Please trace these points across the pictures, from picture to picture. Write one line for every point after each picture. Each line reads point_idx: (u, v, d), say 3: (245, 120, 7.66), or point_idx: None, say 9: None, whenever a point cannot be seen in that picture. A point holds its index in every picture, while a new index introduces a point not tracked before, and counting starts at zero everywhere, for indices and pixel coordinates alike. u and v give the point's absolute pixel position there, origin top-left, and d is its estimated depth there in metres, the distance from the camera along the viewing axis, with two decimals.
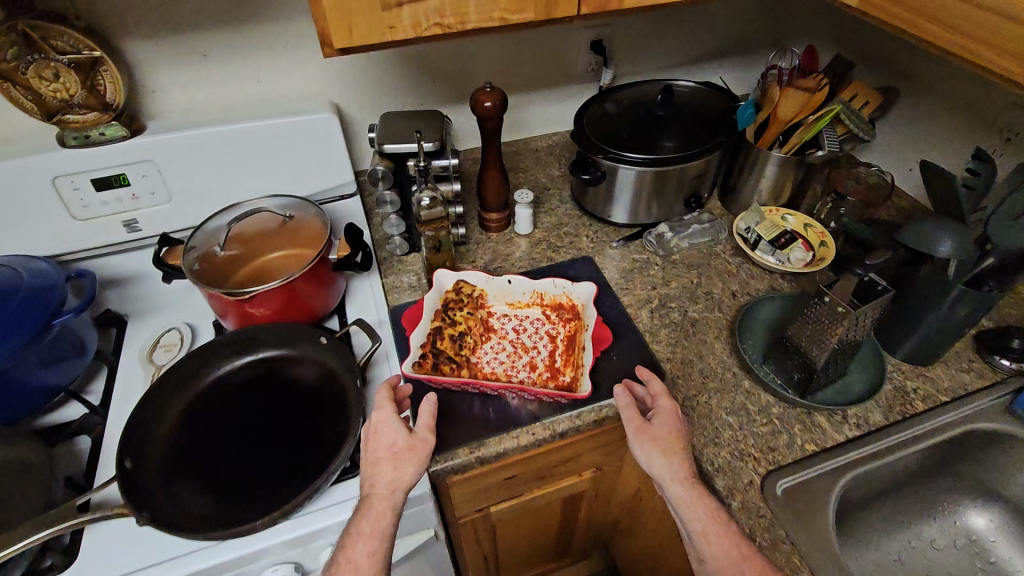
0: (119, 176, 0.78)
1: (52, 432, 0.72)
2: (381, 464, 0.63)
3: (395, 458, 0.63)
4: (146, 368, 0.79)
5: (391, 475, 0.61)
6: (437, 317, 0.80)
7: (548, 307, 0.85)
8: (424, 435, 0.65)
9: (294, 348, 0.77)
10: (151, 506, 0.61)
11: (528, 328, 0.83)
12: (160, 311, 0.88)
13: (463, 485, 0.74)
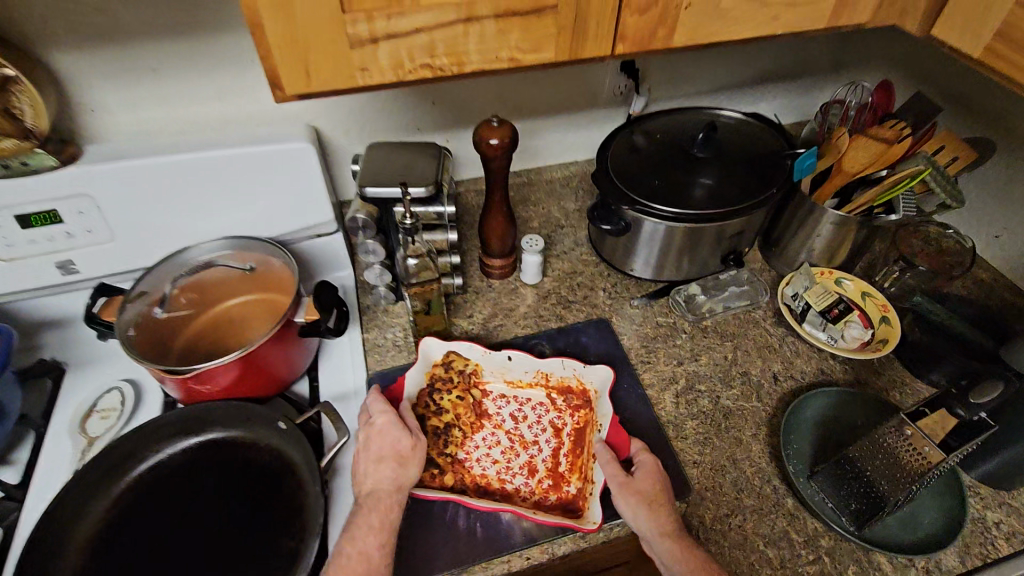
0: (48, 213, 0.65)
1: None
2: (382, 462, 0.58)
3: (397, 458, 0.59)
4: (77, 439, 0.67)
5: (395, 473, 0.58)
6: (420, 402, 0.69)
7: (555, 389, 0.72)
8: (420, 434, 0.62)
9: (248, 429, 0.64)
10: None
11: (528, 414, 0.71)
12: (104, 361, 0.76)
13: None
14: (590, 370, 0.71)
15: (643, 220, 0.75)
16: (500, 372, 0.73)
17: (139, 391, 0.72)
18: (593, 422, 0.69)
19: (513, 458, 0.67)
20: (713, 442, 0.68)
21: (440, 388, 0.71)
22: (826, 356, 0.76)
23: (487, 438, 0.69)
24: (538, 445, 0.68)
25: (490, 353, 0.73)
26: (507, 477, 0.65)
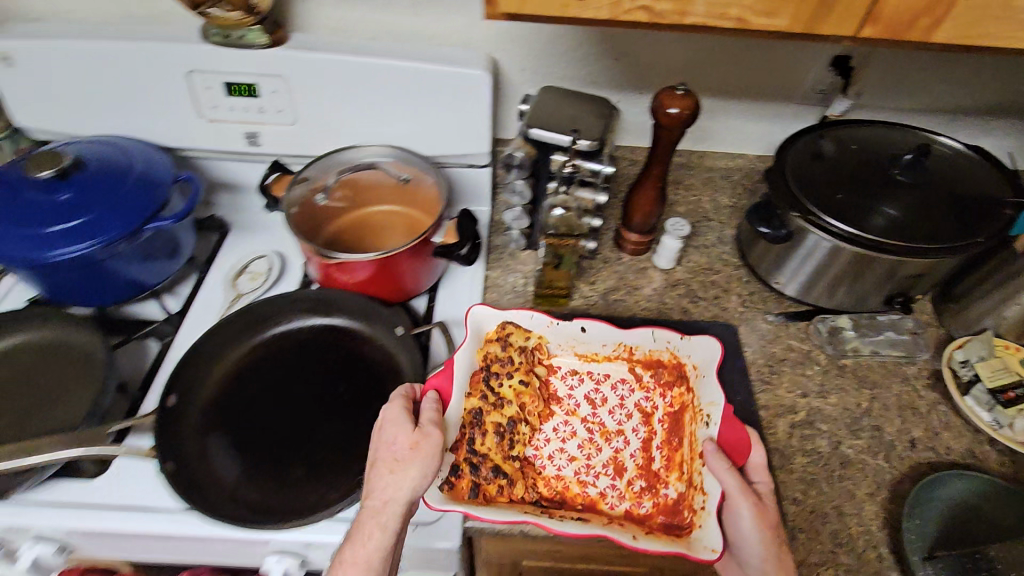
0: (250, 85, 0.72)
1: (128, 328, 0.71)
2: (377, 467, 0.53)
3: (395, 461, 0.53)
4: (228, 290, 0.75)
5: (386, 485, 0.52)
6: (473, 390, 0.64)
7: (638, 365, 0.70)
8: (429, 428, 0.56)
9: (368, 325, 0.68)
10: (177, 455, 0.57)
11: (607, 398, 0.69)
12: (261, 231, 0.83)
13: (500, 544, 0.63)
14: (690, 344, 0.67)
15: (811, 233, 0.68)
16: (570, 345, 0.71)
17: (284, 264, 0.78)
18: (688, 403, 0.67)
19: (594, 453, 0.65)
20: (821, 486, 0.62)
21: (497, 373, 0.66)
22: (984, 439, 0.66)
23: (558, 430, 0.67)
24: (624, 436, 0.67)
25: (556, 325, 0.70)
26: (593, 480, 0.64)
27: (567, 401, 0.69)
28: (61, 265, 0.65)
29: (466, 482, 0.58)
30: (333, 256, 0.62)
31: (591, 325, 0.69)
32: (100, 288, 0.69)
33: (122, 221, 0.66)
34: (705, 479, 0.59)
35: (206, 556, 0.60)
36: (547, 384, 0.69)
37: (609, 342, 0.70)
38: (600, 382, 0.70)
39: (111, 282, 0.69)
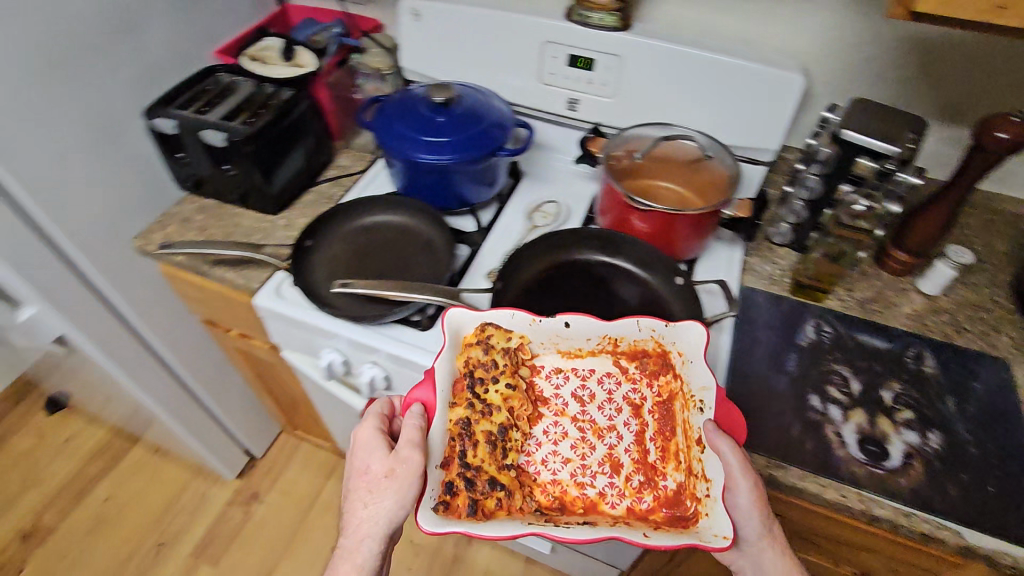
0: (589, 60, 0.87)
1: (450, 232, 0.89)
2: (360, 484, 0.66)
3: (375, 482, 0.63)
4: (525, 222, 0.91)
5: (387, 513, 0.63)
6: (458, 400, 0.66)
7: (622, 356, 0.73)
8: (404, 454, 0.61)
9: (649, 272, 0.78)
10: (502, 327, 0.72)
11: (595, 396, 0.74)
12: (549, 183, 0.98)
13: None
14: (674, 332, 0.69)
15: None
16: (552, 342, 0.73)
17: (569, 212, 0.93)
18: (676, 391, 0.71)
19: (586, 452, 0.71)
20: None
21: (485, 379, 0.68)
22: None
23: (547, 433, 0.72)
24: (617, 432, 0.72)
25: (537, 323, 0.71)
26: (592, 480, 0.70)
27: (552, 400, 0.74)
28: (424, 164, 0.85)
29: (462, 498, 0.61)
30: (644, 200, 0.74)
31: (571, 323, 0.70)
32: (445, 194, 0.89)
33: (473, 148, 0.84)
34: (705, 462, 0.63)
35: None
36: (533, 385, 0.74)
37: (588, 337, 0.72)
38: (584, 378, 0.74)
39: (454, 192, 0.89)
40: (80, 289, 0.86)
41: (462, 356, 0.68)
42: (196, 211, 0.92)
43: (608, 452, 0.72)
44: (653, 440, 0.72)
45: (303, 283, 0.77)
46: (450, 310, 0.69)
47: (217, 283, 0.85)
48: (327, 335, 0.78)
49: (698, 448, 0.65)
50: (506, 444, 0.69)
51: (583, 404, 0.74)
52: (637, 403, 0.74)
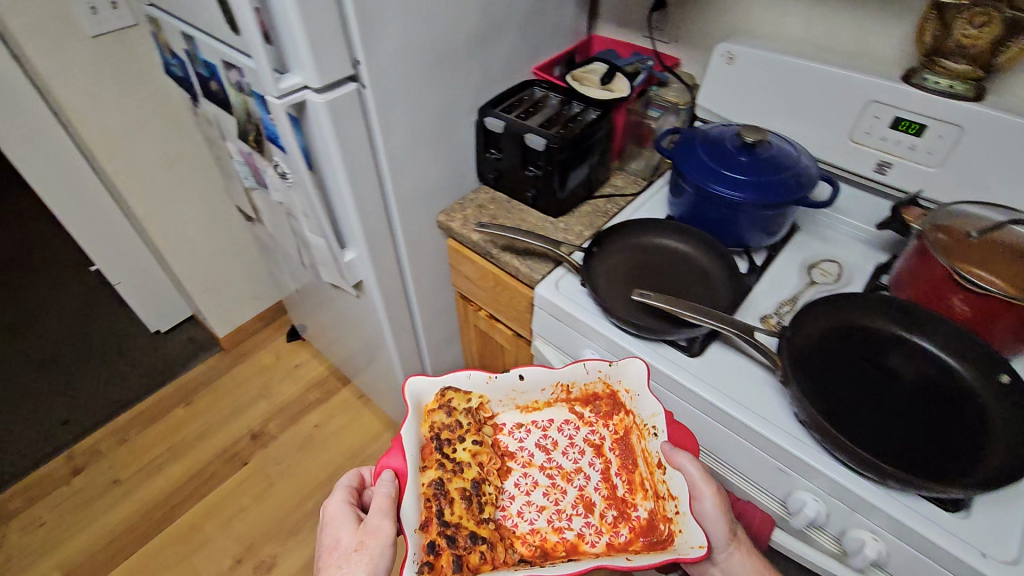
0: (920, 125, 0.82)
1: None
2: (328, 569, 0.70)
3: (349, 557, 0.69)
4: (803, 276, 0.88)
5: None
6: (429, 463, 0.76)
7: (575, 403, 0.86)
8: (378, 524, 0.70)
9: (961, 363, 0.70)
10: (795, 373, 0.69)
11: (555, 443, 0.85)
12: (829, 241, 0.94)
13: None
14: (620, 370, 0.80)
15: None
16: (510, 398, 0.86)
17: (853, 274, 0.88)
18: (631, 424, 0.84)
19: (560, 496, 0.81)
20: None
21: (452, 438, 0.80)
22: None
23: (519, 485, 0.82)
24: (581, 476, 0.83)
25: (494, 380, 0.84)
26: (568, 524, 0.79)
27: (519, 454, 0.85)
28: (713, 196, 0.88)
29: (446, 558, 0.68)
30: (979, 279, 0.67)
31: (525, 374, 0.83)
32: (727, 231, 0.90)
33: (767, 198, 0.83)
34: (672, 482, 0.74)
35: (749, 466, 0.74)
36: (498, 442, 0.85)
37: (543, 388, 0.85)
38: (546, 429, 0.86)
39: (737, 231, 0.89)
40: (388, 246, 1.02)
41: (427, 421, 0.80)
42: (489, 201, 1.03)
43: (576, 494, 0.81)
44: (614, 479, 0.82)
45: (588, 282, 0.83)
46: (409, 383, 0.80)
47: (501, 265, 0.95)
48: (597, 336, 0.83)
49: (660, 469, 0.76)
50: (480, 504, 0.78)
51: (547, 452, 0.85)
52: (598, 443, 0.85)
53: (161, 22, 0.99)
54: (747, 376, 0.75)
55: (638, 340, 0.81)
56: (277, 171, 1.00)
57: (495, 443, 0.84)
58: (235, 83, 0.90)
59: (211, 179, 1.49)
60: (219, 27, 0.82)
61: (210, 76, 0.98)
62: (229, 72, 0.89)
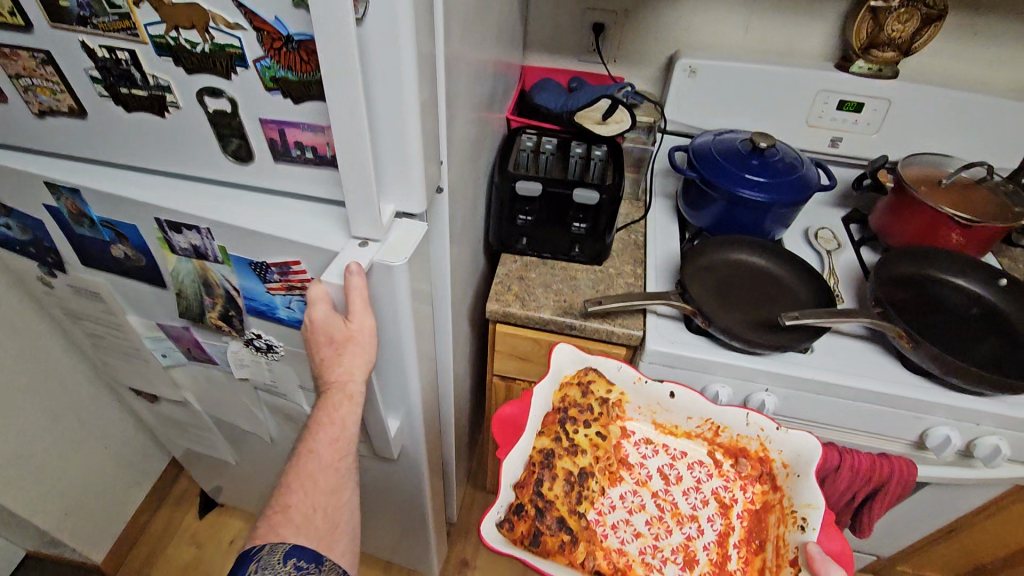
0: (860, 104, 1.00)
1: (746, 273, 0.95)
2: (321, 348, 0.57)
3: (333, 346, 0.56)
4: (812, 248, 1.02)
5: (354, 360, 0.57)
6: (546, 431, 0.78)
7: (719, 449, 0.80)
8: (364, 324, 0.55)
9: (969, 276, 0.91)
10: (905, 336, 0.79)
11: (681, 475, 0.80)
12: (804, 211, 1.09)
13: (1002, 503, 0.98)
14: (782, 438, 0.75)
15: None
16: (649, 410, 0.82)
17: (838, 234, 1.05)
18: (772, 501, 0.76)
19: (662, 534, 0.76)
20: None
21: (577, 419, 0.80)
22: None
23: (625, 499, 0.78)
24: (698, 525, 0.76)
25: (640, 382, 0.81)
26: (659, 564, 0.74)
27: (638, 468, 0.81)
28: (743, 200, 0.92)
29: (528, 526, 0.70)
30: (957, 210, 0.88)
31: (678, 392, 0.79)
32: (749, 227, 0.95)
33: (789, 195, 0.90)
34: None
35: (885, 428, 0.83)
36: (620, 447, 0.82)
37: (693, 417, 0.81)
38: (675, 458, 0.82)
39: (761, 226, 0.95)
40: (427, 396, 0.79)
41: (561, 392, 0.80)
42: (526, 268, 0.91)
43: (683, 538, 0.75)
44: (727, 540, 0.76)
45: (702, 311, 0.79)
46: (558, 348, 0.81)
47: (585, 334, 0.85)
48: (724, 369, 0.82)
49: (790, 570, 0.68)
50: (580, 501, 0.76)
51: (666, 476, 0.80)
52: (726, 501, 0.78)
53: (4, 165, 0.61)
54: (857, 355, 0.83)
55: (764, 357, 0.81)
56: (255, 347, 0.69)
57: (614, 445, 0.81)
58: (185, 247, 0.60)
59: (40, 361, 0.99)
60: (200, 156, 0.54)
61: (113, 240, 0.64)
62: (177, 236, 0.59)
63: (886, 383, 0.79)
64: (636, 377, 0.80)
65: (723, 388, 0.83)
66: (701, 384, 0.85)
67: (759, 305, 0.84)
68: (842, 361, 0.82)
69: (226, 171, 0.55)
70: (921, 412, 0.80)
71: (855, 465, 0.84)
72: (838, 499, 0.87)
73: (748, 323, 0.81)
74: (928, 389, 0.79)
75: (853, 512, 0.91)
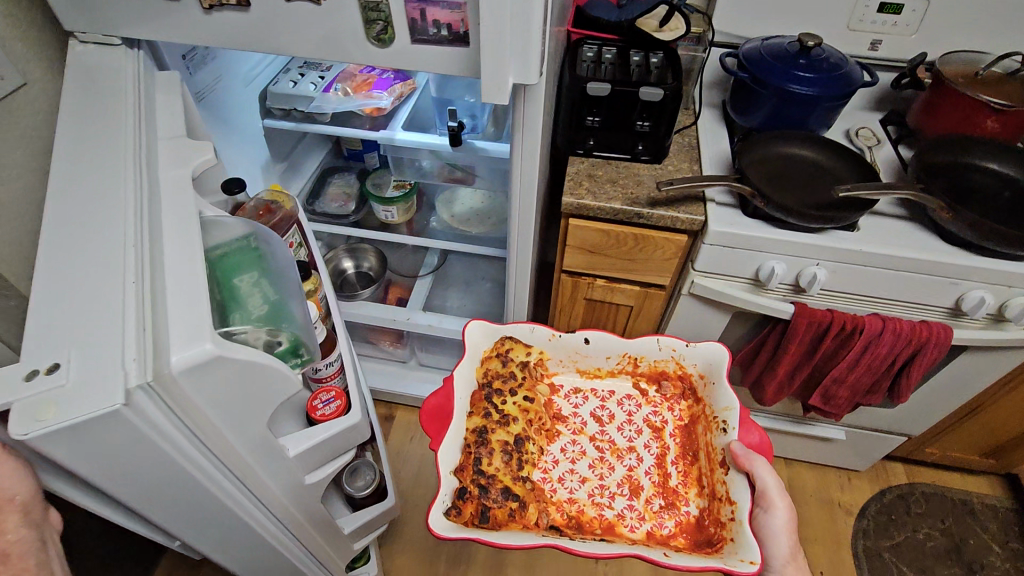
0: (900, 5, 1.05)
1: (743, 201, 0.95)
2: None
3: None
4: (852, 143, 1.09)
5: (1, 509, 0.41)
6: (475, 409, 0.93)
7: (642, 377, 1.01)
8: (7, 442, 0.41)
9: (1004, 162, 0.98)
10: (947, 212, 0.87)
11: (611, 417, 0.99)
12: (844, 113, 1.17)
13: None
14: (691, 351, 0.96)
15: None
16: (570, 361, 1.02)
17: (876, 132, 1.12)
18: (696, 412, 0.96)
19: (607, 473, 0.93)
20: None
21: (500, 393, 0.96)
22: None
23: (565, 451, 0.95)
24: (636, 457, 0.95)
25: (557, 339, 1.00)
26: (609, 504, 0.90)
27: (572, 417, 0.99)
28: (790, 96, 0.99)
29: (473, 505, 0.82)
30: (990, 94, 0.94)
31: (592, 338, 0.99)
32: (794, 123, 1.03)
33: (836, 90, 0.98)
34: (733, 481, 0.84)
35: (925, 296, 0.93)
36: (553, 402, 1.00)
37: (614, 359, 1.00)
38: (604, 399, 1.01)
39: (805, 122, 1.03)
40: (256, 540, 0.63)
41: (483, 367, 0.97)
42: (593, 168, 1.00)
43: (626, 472, 0.93)
44: (662, 458, 0.94)
45: (758, 191, 0.89)
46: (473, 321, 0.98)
47: (651, 222, 0.95)
48: (779, 246, 0.91)
49: (722, 470, 0.87)
50: (523, 459, 0.93)
51: (599, 419, 0.99)
52: (654, 424, 0.98)
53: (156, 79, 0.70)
54: (900, 231, 0.92)
55: (815, 234, 0.90)
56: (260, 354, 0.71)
57: (546, 401, 1.00)
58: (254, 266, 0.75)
59: None
60: (345, 43, 0.63)
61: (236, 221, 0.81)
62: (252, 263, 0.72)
63: (928, 252, 0.88)
64: (552, 340, 0.99)
65: (778, 265, 0.93)
66: (758, 262, 0.94)
67: (809, 189, 0.93)
68: (887, 236, 0.91)
69: (368, 55, 0.64)
70: (960, 278, 0.89)
71: (896, 329, 0.94)
72: (883, 364, 0.98)
73: (802, 203, 0.90)
74: (965, 256, 0.88)
75: (895, 379, 1.02)
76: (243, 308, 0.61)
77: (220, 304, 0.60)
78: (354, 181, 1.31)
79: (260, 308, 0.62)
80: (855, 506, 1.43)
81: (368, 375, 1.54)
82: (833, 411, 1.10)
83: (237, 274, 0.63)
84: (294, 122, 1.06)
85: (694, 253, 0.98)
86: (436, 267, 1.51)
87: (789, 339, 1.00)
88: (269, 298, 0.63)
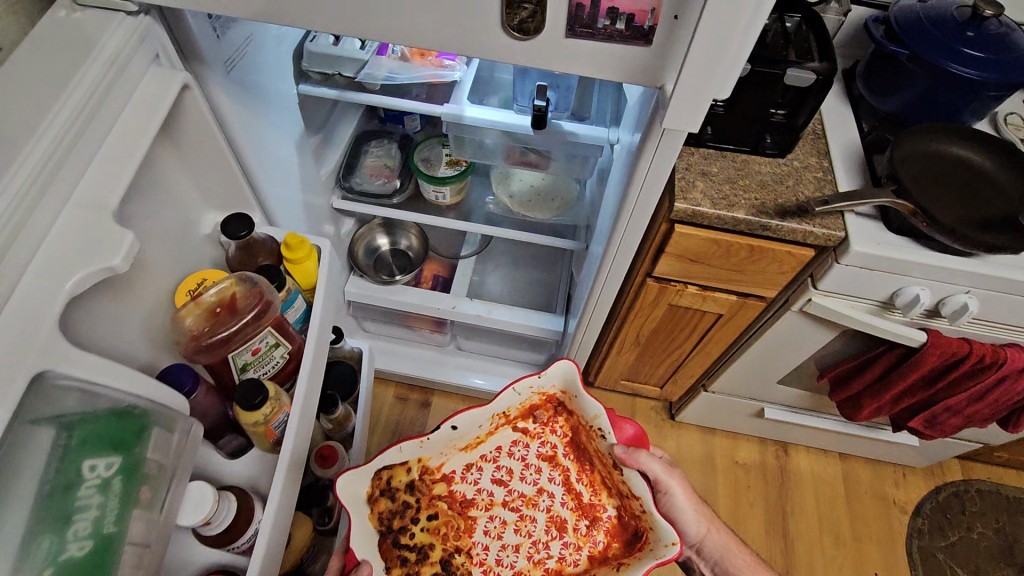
0: None
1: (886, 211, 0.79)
2: None
3: None
4: (1005, 133, 0.91)
5: None
6: (391, 561, 0.79)
7: (517, 421, 0.91)
8: None
9: None
10: None
11: (512, 477, 0.89)
12: None
13: None
14: (548, 376, 0.89)
15: None
16: (450, 446, 0.89)
17: None
18: (574, 424, 0.90)
19: (533, 528, 0.86)
20: None
21: (404, 526, 0.82)
22: None
23: (489, 531, 0.85)
24: (548, 498, 0.88)
25: (427, 440, 0.86)
26: (547, 552, 0.84)
27: (478, 497, 0.88)
28: (950, 79, 0.81)
29: None
30: None
31: (456, 421, 0.87)
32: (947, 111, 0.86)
33: (1013, 74, 0.79)
34: (633, 479, 0.81)
35: None
36: (454, 490, 0.87)
37: (484, 423, 0.89)
38: (495, 459, 0.90)
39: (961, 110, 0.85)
40: None
41: (375, 515, 0.80)
42: (707, 163, 0.83)
43: (550, 518, 0.87)
44: (570, 484, 0.89)
45: (915, 205, 0.73)
46: (340, 479, 0.80)
47: (779, 234, 0.80)
48: (927, 271, 0.77)
49: (618, 471, 0.83)
50: (452, 561, 0.83)
51: (503, 483, 0.89)
52: (551, 452, 0.91)
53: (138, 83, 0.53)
54: None
55: (975, 259, 0.76)
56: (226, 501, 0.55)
57: (447, 491, 0.87)
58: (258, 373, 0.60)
59: None
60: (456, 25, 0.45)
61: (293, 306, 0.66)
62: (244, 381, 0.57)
63: None
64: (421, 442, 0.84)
65: (920, 290, 0.80)
66: (897, 286, 0.81)
67: (967, 200, 0.78)
68: None
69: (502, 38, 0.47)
70: None
71: None
72: (1011, 399, 0.88)
73: (962, 221, 0.75)
74: None
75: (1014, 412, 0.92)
76: (63, 534, 0.42)
77: (51, 505, 0.42)
78: (395, 152, 1.13)
79: (83, 539, 0.43)
80: (911, 504, 1.38)
81: (402, 360, 1.40)
82: (928, 436, 1.01)
83: (106, 457, 0.46)
84: (336, 89, 0.86)
85: (821, 269, 0.83)
86: (478, 249, 1.35)
87: (911, 368, 0.88)
88: (104, 526, 0.45)
